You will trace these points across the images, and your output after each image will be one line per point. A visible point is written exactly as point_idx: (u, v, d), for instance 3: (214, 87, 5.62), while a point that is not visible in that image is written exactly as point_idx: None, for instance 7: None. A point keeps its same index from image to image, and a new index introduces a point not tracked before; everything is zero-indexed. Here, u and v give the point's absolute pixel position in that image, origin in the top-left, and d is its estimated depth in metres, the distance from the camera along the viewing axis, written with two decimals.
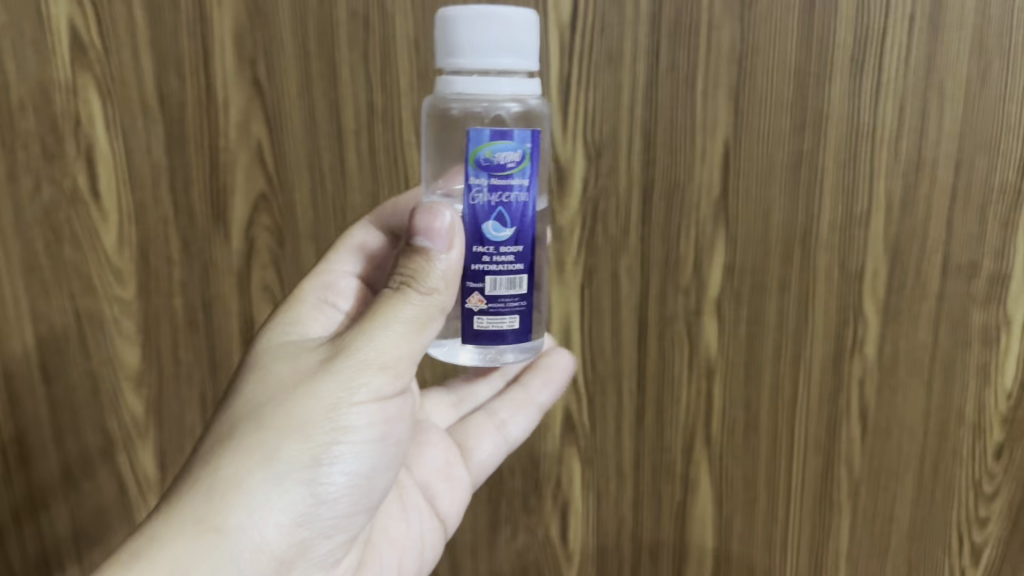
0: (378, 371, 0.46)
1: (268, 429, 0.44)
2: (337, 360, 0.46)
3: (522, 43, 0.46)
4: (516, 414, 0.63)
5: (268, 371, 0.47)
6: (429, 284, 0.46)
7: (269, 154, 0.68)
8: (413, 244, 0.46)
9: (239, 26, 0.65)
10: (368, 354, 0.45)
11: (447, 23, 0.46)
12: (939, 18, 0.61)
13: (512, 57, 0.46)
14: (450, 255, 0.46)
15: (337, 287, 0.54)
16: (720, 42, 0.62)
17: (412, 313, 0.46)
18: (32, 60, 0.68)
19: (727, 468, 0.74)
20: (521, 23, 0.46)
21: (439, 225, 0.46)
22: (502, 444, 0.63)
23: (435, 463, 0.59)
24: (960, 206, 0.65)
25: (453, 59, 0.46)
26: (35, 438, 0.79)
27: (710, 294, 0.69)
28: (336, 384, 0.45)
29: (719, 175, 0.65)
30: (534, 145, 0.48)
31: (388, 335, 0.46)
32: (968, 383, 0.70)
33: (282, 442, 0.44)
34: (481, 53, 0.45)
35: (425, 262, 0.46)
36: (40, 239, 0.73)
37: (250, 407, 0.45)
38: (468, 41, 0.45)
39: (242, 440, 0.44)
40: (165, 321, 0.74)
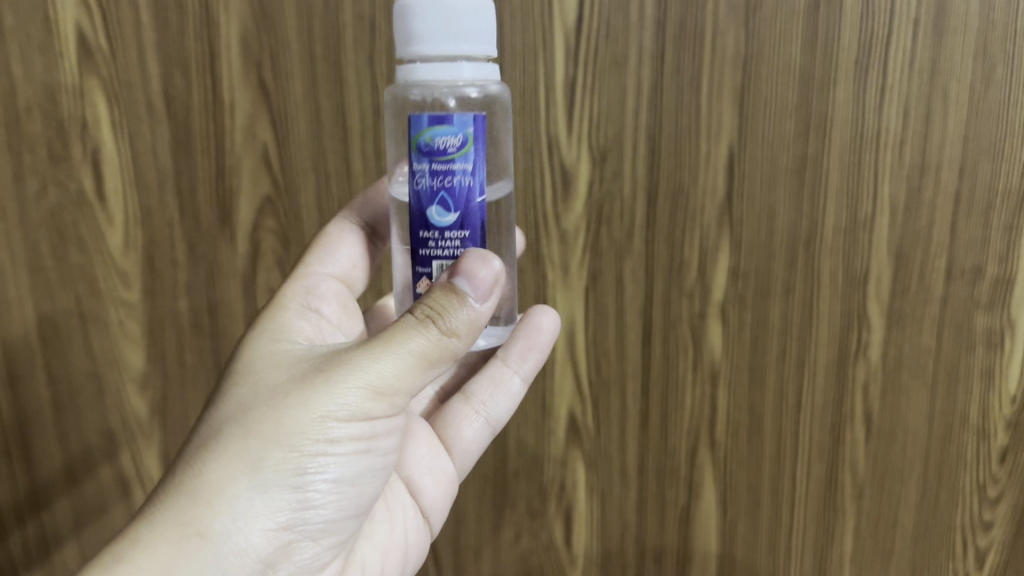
0: (377, 389, 0.43)
1: (255, 436, 0.42)
2: (332, 372, 0.43)
3: (478, 29, 0.46)
4: (496, 391, 0.62)
5: (261, 377, 0.45)
6: (451, 323, 0.44)
7: (275, 157, 0.68)
8: (451, 284, 0.44)
9: (246, 29, 0.65)
10: (366, 373, 0.43)
11: (405, 11, 0.46)
12: (943, 22, 0.61)
13: (469, 43, 0.46)
14: (483, 306, 0.44)
15: (317, 290, 0.56)
16: (724, 47, 0.62)
17: (422, 345, 0.43)
18: (39, 63, 0.68)
19: (731, 471, 0.74)
20: (478, 10, 0.46)
21: (484, 275, 0.44)
22: (485, 426, 0.61)
23: (420, 455, 0.58)
24: (964, 211, 0.65)
25: (412, 48, 0.46)
26: (40, 440, 0.80)
27: (713, 298, 0.69)
28: (329, 398, 0.43)
29: (723, 179, 0.65)
30: (477, 129, 0.47)
31: (394, 359, 0.43)
32: (972, 387, 0.70)
33: (269, 450, 0.42)
34: (440, 40, 0.45)
35: (456, 304, 0.43)
36: (46, 241, 0.73)
37: (239, 412, 0.43)
38: (426, 29, 0.45)
39: (228, 445, 0.42)
40: (170, 323, 0.75)
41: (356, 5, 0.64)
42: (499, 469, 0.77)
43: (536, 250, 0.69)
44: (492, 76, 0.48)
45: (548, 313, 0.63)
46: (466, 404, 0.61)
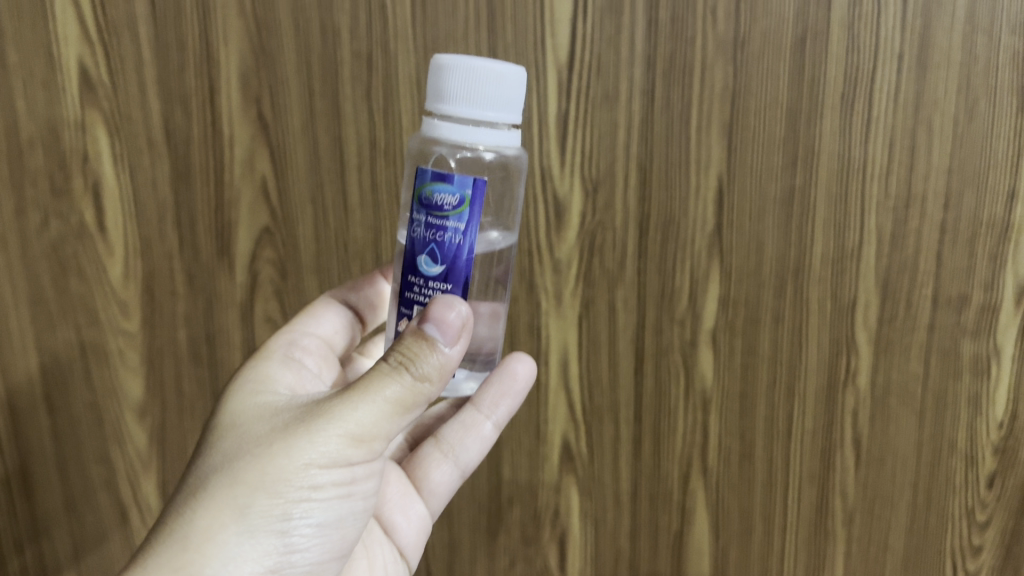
0: (356, 436, 0.44)
1: (241, 483, 0.42)
2: (314, 419, 0.44)
3: (504, 97, 0.47)
4: (467, 436, 0.63)
5: (243, 426, 0.45)
6: (423, 369, 0.44)
7: (274, 189, 0.69)
8: (421, 331, 0.45)
9: (245, 66, 0.66)
10: (347, 420, 0.44)
11: (440, 70, 0.47)
12: (926, 57, 0.62)
13: (493, 110, 0.47)
14: (451, 351, 0.45)
15: (300, 344, 0.58)
16: (713, 81, 0.64)
17: (398, 392, 0.44)
18: (42, 98, 0.69)
19: (724, 497, 0.75)
20: (508, 78, 0.47)
21: (452, 318, 0.45)
22: (454, 471, 0.63)
23: (395, 497, 0.60)
24: (949, 240, 0.66)
25: (440, 104, 0.47)
26: (39, 468, 0.80)
27: (704, 326, 0.70)
28: (312, 444, 0.43)
29: (713, 210, 0.67)
30: (476, 192, 0.48)
31: (371, 406, 0.44)
32: (960, 414, 0.71)
33: (257, 497, 0.42)
34: (467, 103, 0.46)
35: (427, 349, 0.44)
36: (47, 272, 0.74)
37: (224, 460, 0.44)
38: (457, 91, 0.47)
39: (214, 492, 0.42)
40: (169, 353, 0.76)
41: (353, 41, 0.65)
42: (494, 495, 0.78)
43: (530, 279, 0.70)
44: (513, 143, 0.49)
45: (524, 360, 0.63)
46: (436, 448, 0.63)
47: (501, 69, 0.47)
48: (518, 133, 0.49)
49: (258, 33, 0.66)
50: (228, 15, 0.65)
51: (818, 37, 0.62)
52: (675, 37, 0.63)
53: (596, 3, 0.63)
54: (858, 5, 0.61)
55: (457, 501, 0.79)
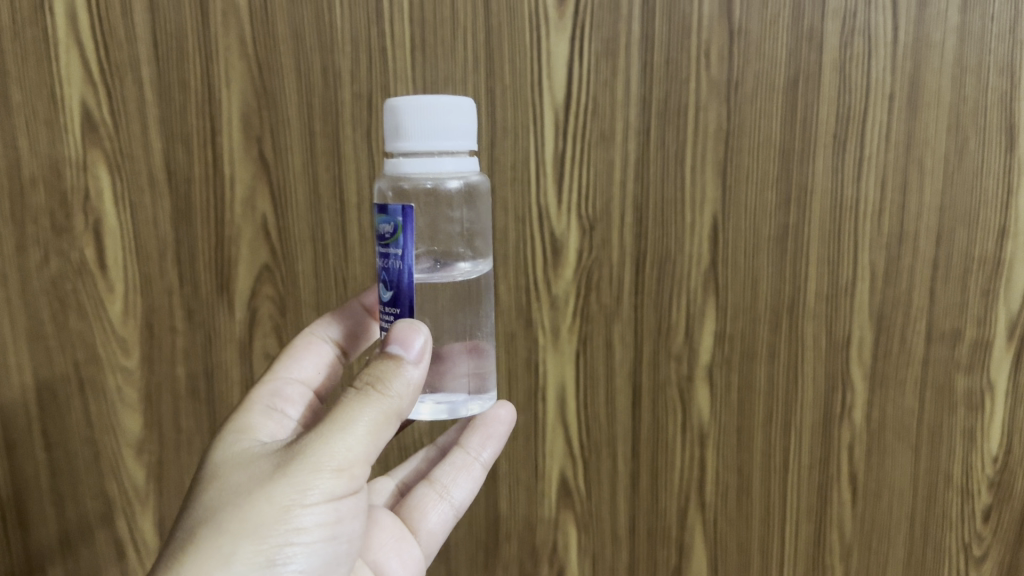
0: (334, 473, 0.44)
1: (224, 532, 0.42)
2: (292, 462, 0.44)
3: (453, 126, 0.47)
4: (457, 477, 0.64)
5: (223, 478, 0.45)
6: (392, 388, 0.46)
7: (274, 227, 0.70)
8: (385, 350, 0.46)
9: (247, 106, 0.67)
10: (324, 456, 0.44)
11: (390, 111, 0.47)
12: (917, 97, 0.63)
13: (445, 140, 0.46)
14: (417, 367, 0.46)
15: (282, 392, 0.58)
16: (707, 121, 0.65)
17: (371, 418, 0.45)
18: (44, 137, 0.70)
19: (721, 531, 0.76)
20: (453, 107, 0.46)
21: (415, 337, 0.46)
22: (447, 511, 0.64)
23: (388, 542, 0.59)
24: (941, 277, 0.67)
25: (395, 146, 0.47)
26: (36, 504, 0.80)
27: (701, 361, 0.71)
28: (292, 485, 0.43)
29: (708, 247, 0.68)
30: (407, 219, 0.47)
31: (345, 439, 0.44)
32: (954, 447, 0.72)
33: (239, 544, 0.42)
34: (423, 139, 0.46)
35: (394, 367, 0.46)
36: (47, 309, 0.75)
37: (205, 513, 0.43)
38: (411, 126, 0.46)
39: (199, 544, 0.42)
40: (167, 389, 0.76)
41: (354, 83, 0.66)
42: (491, 531, 0.78)
43: (528, 314, 0.71)
44: (472, 169, 0.49)
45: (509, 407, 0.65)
46: (429, 490, 0.64)
47: (451, 100, 0.46)
48: (477, 159, 0.49)
49: (259, 74, 0.67)
50: (230, 56, 0.66)
51: (810, 78, 0.63)
52: (669, 78, 0.64)
53: (592, 45, 0.64)
54: (849, 47, 0.63)
55: (455, 538, 0.78)
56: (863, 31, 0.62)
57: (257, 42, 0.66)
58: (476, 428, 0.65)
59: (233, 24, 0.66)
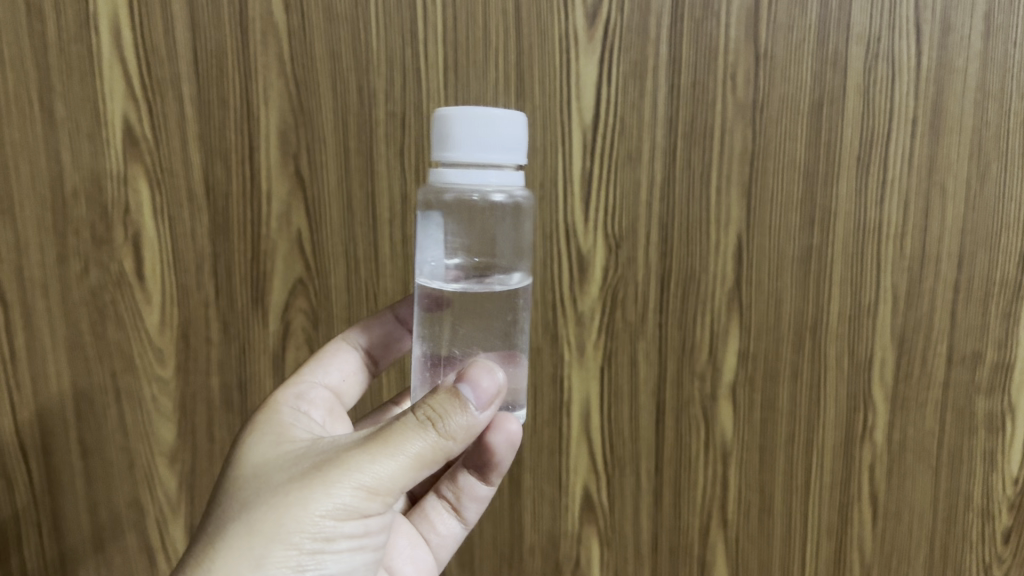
0: (370, 493, 0.44)
1: (257, 535, 0.43)
2: (330, 469, 0.44)
3: (499, 139, 0.46)
4: (467, 496, 0.64)
5: (261, 478, 0.46)
6: (449, 427, 0.45)
7: (308, 242, 0.72)
8: (454, 388, 0.46)
9: (285, 124, 0.69)
10: (363, 472, 0.44)
11: (441, 121, 0.46)
12: (940, 122, 0.65)
13: (492, 153, 0.46)
14: (481, 414, 0.46)
15: (307, 396, 0.58)
16: (733, 143, 0.66)
17: (422, 447, 0.44)
18: (87, 150, 0.72)
19: (743, 550, 0.77)
20: (503, 119, 0.46)
21: (486, 384, 0.46)
22: (458, 525, 0.64)
23: (400, 546, 0.60)
24: (962, 300, 0.69)
25: (442, 156, 0.46)
26: (69, 510, 0.82)
27: (724, 379, 0.72)
28: (327, 496, 0.43)
29: (732, 267, 0.69)
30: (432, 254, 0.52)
31: (388, 463, 0.44)
32: (975, 469, 0.73)
33: (269, 548, 0.42)
34: (471, 150, 0.45)
35: (457, 408, 0.45)
36: (85, 319, 0.76)
37: (241, 512, 0.44)
38: (460, 137, 0.45)
39: (232, 547, 0.43)
40: (201, 399, 0.78)
41: (388, 103, 0.68)
42: (515, 544, 0.79)
43: (554, 330, 0.72)
44: (518, 183, 0.48)
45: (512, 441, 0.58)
46: (439, 502, 0.64)
47: (504, 113, 0.45)
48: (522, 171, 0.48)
49: (297, 93, 0.69)
50: (269, 75, 0.68)
51: (834, 102, 0.65)
52: (696, 101, 0.65)
53: (619, 67, 0.65)
54: (872, 72, 0.64)
55: (479, 552, 0.79)
56: (887, 56, 0.64)
57: (295, 61, 0.68)
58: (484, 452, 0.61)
59: (272, 44, 0.68)
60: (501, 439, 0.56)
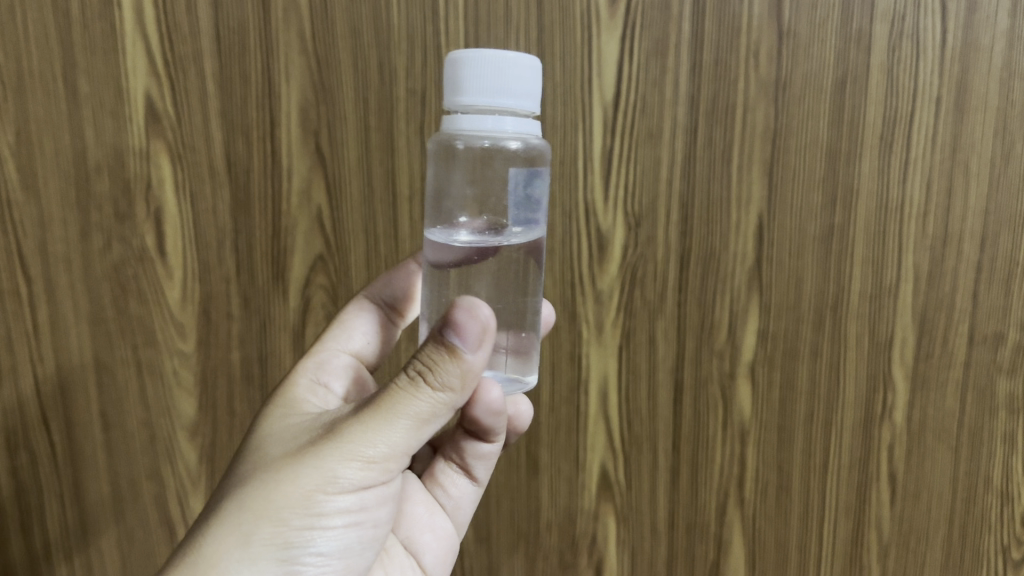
0: (364, 464, 0.45)
1: (247, 512, 0.44)
2: (325, 445, 0.45)
3: (511, 85, 0.45)
4: (473, 457, 0.64)
5: (260, 453, 0.47)
6: (442, 378, 0.44)
7: (328, 219, 0.72)
8: (439, 337, 0.43)
9: (306, 101, 0.69)
10: (359, 444, 0.44)
11: (453, 64, 0.46)
12: (965, 101, 0.64)
13: (506, 98, 0.45)
14: (474, 356, 0.43)
15: (328, 365, 0.58)
16: (755, 121, 0.66)
17: (420, 407, 0.44)
18: (109, 126, 0.72)
19: (760, 528, 0.77)
20: (514, 65, 0.45)
21: (473, 323, 0.43)
22: (470, 484, 0.65)
23: (419, 517, 0.61)
24: (984, 280, 0.68)
25: (455, 100, 0.45)
26: (92, 482, 0.83)
27: (743, 358, 0.72)
28: (319, 472, 0.44)
29: (753, 245, 0.69)
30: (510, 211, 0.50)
31: (384, 431, 0.44)
32: (994, 451, 0.72)
33: (259, 526, 0.43)
34: (481, 94, 0.45)
35: (444, 358, 0.43)
36: (108, 294, 0.77)
37: (239, 488, 0.45)
38: (470, 82, 0.45)
39: (222, 526, 0.43)
40: (222, 374, 0.78)
41: (409, 79, 0.68)
42: (533, 520, 0.79)
43: (572, 308, 0.72)
44: (533, 132, 0.47)
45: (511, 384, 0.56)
46: (448, 464, 0.65)
47: (514, 58, 0.45)
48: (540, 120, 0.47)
49: (318, 70, 0.69)
50: (290, 51, 0.69)
51: (857, 80, 0.64)
52: (717, 79, 0.65)
53: (641, 45, 0.65)
54: (897, 50, 0.63)
55: (495, 526, 0.80)
56: (911, 35, 0.63)
57: (317, 38, 0.68)
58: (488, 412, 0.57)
59: (292, 20, 0.68)
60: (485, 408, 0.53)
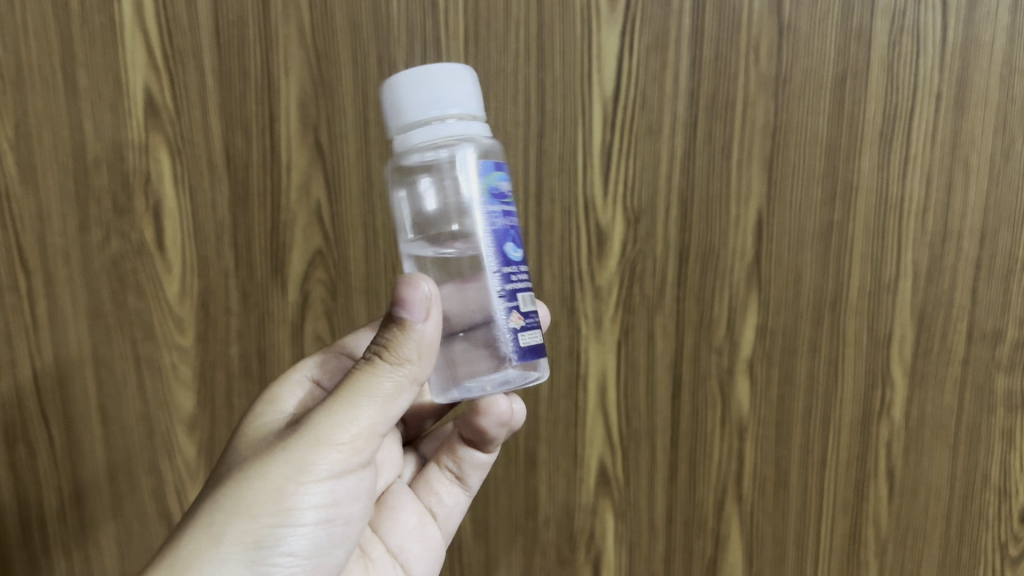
0: (334, 451, 0.45)
1: (219, 510, 0.44)
2: (296, 438, 0.45)
3: (448, 89, 0.45)
4: (468, 465, 0.66)
5: (234, 455, 0.47)
6: (399, 356, 0.45)
7: (327, 213, 0.72)
8: (391, 315, 0.45)
9: (305, 95, 0.69)
10: (326, 432, 0.45)
11: (390, 90, 0.46)
12: (964, 97, 0.64)
13: (450, 103, 0.45)
14: (426, 328, 0.45)
15: (326, 365, 0.58)
16: (754, 117, 0.65)
17: (381, 387, 0.45)
18: (108, 120, 0.72)
19: (758, 523, 0.77)
20: (446, 73, 0.46)
21: (417, 297, 0.45)
22: (463, 494, 0.66)
23: (410, 527, 0.61)
24: (984, 276, 0.68)
25: (399, 122, 0.46)
26: (90, 475, 0.83)
27: (742, 354, 0.72)
28: (290, 463, 0.44)
29: (752, 241, 0.69)
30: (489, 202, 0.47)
31: (349, 415, 0.45)
32: (993, 447, 0.72)
33: (232, 521, 0.43)
34: (422, 106, 0.45)
35: (400, 333, 0.45)
36: (107, 288, 0.77)
37: (211, 489, 0.45)
38: (410, 99, 0.45)
39: (195, 525, 0.43)
40: (221, 368, 0.78)
41: None
42: (531, 515, 0.79)
43: (571, 303, 0.72)
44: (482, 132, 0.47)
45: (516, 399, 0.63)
46: (441, 472, 0.66)
47: (444, 68, 0.46)
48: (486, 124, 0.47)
49: (318, 64, 0.69)
50: (289, 45, 0.68)
51: (857, 76, 0.64)
52: (717, 75, 0.65)
53: (641, 40, 0.65)
54: (897, 45, 0.63)
55: (494, 521, 0.80)
56: (911, 31, 0.63)
57: (317, 32, 0.68)
58: (482, 416, 0.61)
59: (293, 14, 0.68)
60: (492, 421, 0.61)
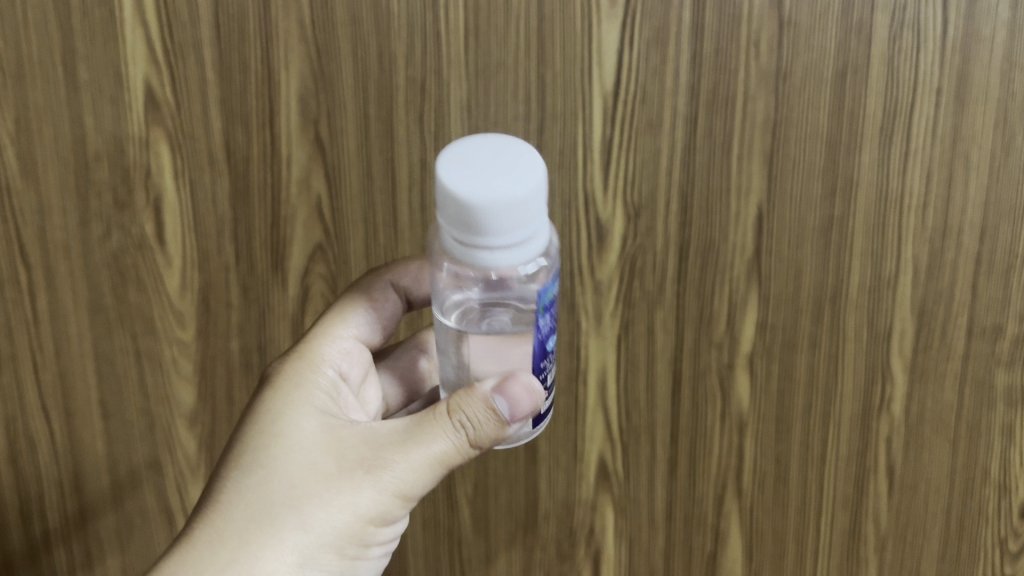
0: (411, 499, 0.51)
1: (317, 524, 0.50)
2: (384, 477, 0.50)
3: (528, 218, 0.46)
4: None
5: (310, 468, 0.50)
6: (480, 435, 0.50)
7: (327, 209, 0.73)
8: (492, 403, 0.50)
9: (305, 89, 0.69)
10: (410, 483, 0.51)
11: (468, 206, 0.45)
12: (965, 92, 0.64)
13: (528, 231, 0.46)
14: (512, 424, 0.51)
15: (344, 353, 0.58)
16: (755, 112, 0.65)
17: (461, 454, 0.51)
18: (109, 113, 0.72)
19: (757, 519, 0.77)
20: (529, 197, 0.45)
21: (522, 401, 0.50)
22: None
23: None
24: (985, 272, 0.68)
25: (479, 242, 0.46)
26: (91, 469, 0.83)
27: (742, 348, 0.72)
28: (378, 502, 0.50)
29: (752, 236, 0.69)
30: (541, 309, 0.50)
31: (432, 471, 0.51)
32: (993, 442, 0.72)
33: (326, 539, 0.50)
34: (506, 237, 0.45)
35: (495, 425, 0.50)
36: (108, 282, 0.77)
37: (301, 497, 0.50)
38: (494, 225, 0.45)
39: (293, 530, 0.49)
40: (221, 362, 0.78)
41: (408, 68, 0.68)
42: (531, 510, 0.79)
43: (571, 298, 0.72)
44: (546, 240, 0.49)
45: None
46: None
47: (526, 193, 0.45)
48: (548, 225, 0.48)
49: (318, 58, 0.68)
50: (289, 38, 0.68)
51: (858, 72, 0.64)
52: (717, 69, 0.65)
53: (641, 34, 0.65)
54: (898, 40, 0.63)
55: (493, 517, 0.80)
56: (912, 25, 0.62)
57: (316, 26, 0.68)
58: None
59: (292, 8, 0.67)
60: None
